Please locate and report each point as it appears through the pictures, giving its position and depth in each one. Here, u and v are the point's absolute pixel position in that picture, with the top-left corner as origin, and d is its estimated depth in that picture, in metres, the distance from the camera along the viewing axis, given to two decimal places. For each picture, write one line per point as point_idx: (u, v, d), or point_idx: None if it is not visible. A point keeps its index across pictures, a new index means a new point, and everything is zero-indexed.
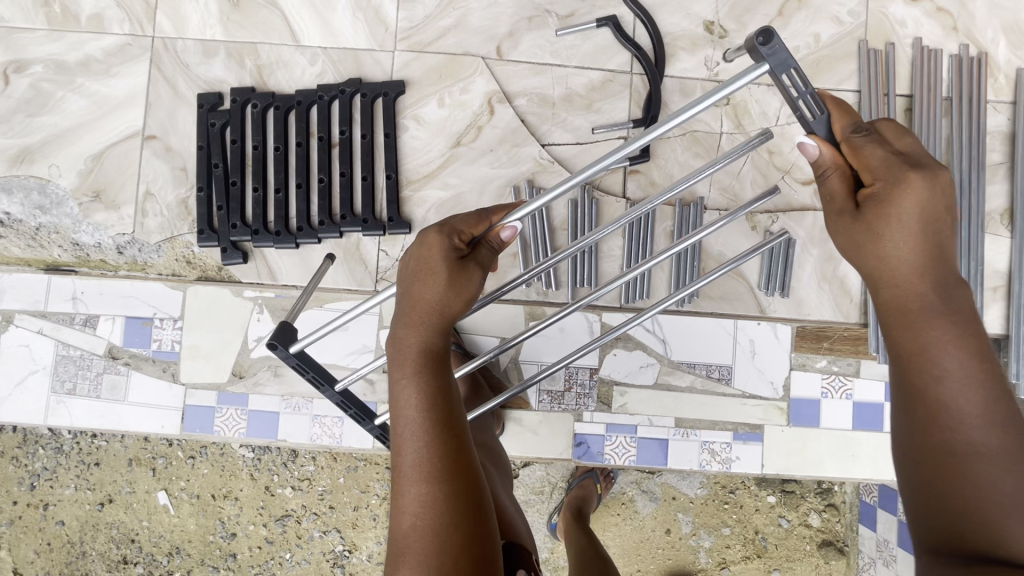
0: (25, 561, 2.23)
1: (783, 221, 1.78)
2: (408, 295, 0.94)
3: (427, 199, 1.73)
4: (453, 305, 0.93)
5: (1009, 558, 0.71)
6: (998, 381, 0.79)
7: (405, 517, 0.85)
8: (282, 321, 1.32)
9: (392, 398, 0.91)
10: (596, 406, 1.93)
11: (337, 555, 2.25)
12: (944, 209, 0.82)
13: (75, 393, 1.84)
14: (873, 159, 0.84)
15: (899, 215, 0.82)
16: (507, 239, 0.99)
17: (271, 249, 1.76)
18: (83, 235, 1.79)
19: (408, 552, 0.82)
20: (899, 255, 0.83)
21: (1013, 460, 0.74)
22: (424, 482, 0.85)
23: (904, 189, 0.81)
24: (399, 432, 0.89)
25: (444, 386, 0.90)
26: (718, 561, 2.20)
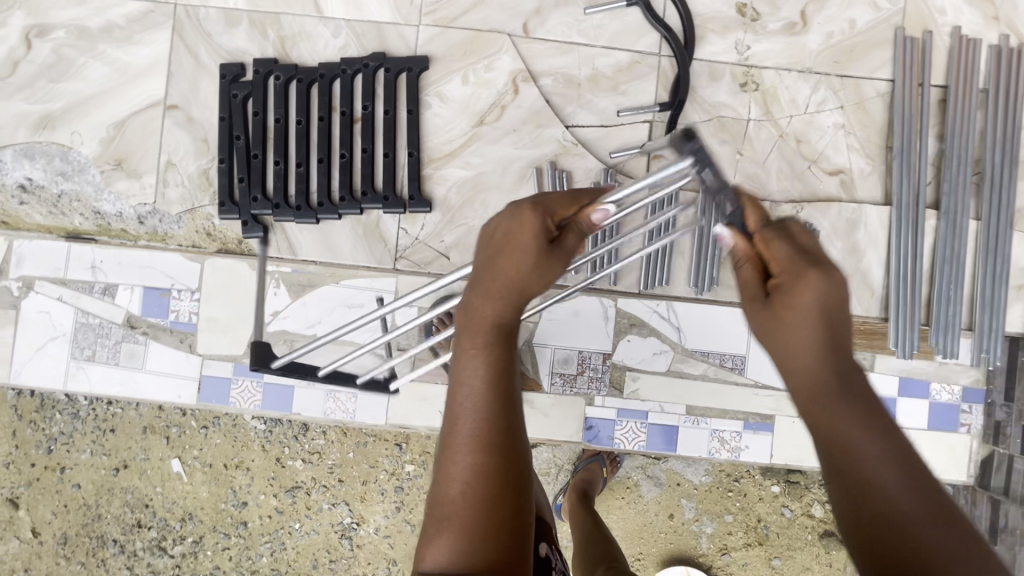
0: (42, 522, 2.28)
1: (806, 212, 1.67)
2: (489, 266, 1.00)
3: (448, 178, 1.72)
4: (531, 283, 0.99)
5: None
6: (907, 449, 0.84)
7: (451, 485, 0.89)
8: (254, 344, 1.64)
9: (454, 366, 0.95)
10: (608, 391, 1.94)
11: (345, 527, 2.30)
12: (839, 302, 0.91)
13: (93, 360, 1.86)
14: (779, 254, 0.96)
15: (799, 302, 0.91)
16: (597, 222, 1.07)
17: (291, 224, 1.75)
18: (104, 203, 1.80)
19: (449, 521, 0.87)
20: (801, 342, 0.91)
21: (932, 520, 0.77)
22: (476, 452, 0.89)
23: (802, 278, 0.92)
24: (458, 400, 0.92)
25: (507, 363, 0.95)
26: (720, 547, 2.22)
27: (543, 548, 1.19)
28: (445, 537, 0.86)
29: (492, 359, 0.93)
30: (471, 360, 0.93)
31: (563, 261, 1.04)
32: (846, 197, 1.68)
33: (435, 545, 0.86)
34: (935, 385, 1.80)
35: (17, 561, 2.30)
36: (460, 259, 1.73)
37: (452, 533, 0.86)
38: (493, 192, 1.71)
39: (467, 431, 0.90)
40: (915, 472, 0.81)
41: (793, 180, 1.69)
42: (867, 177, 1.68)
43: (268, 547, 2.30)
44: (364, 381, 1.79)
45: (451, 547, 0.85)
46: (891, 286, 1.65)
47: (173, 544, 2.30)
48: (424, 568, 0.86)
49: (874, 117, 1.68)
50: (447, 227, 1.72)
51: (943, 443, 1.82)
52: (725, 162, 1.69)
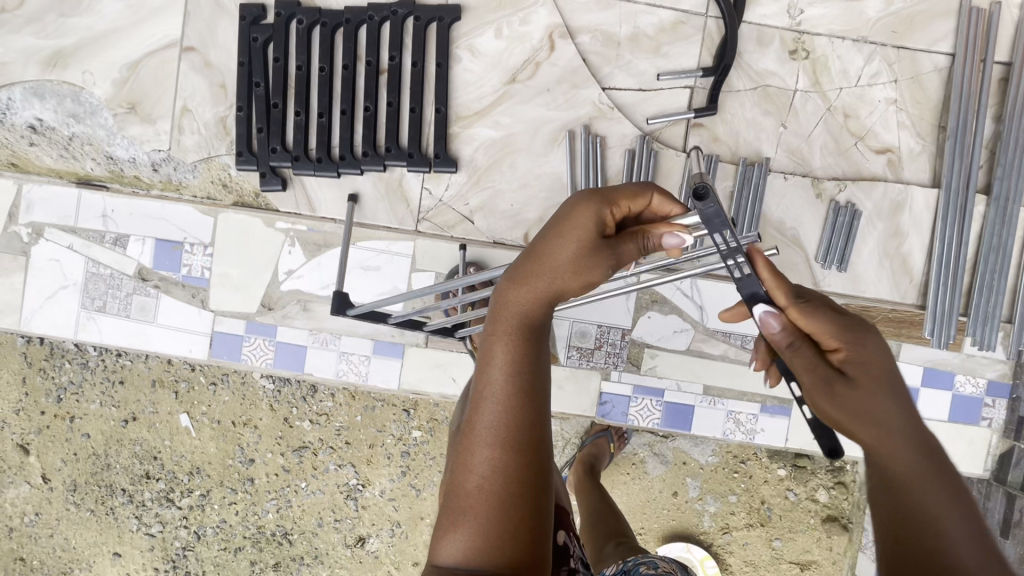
0: (52, 469, 2.30)
1: (850, 190, 1.61)
2: (532, 256, 0.98)
3: (476, 137, 1.65)
4: (571, 280, 0.97)
5: None
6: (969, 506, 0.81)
7: (471, 478, 0.85)
8: (337, 289, 1.50)
9: (483, 354, 0.92)
10: (625, 366, 1.91)
11: (351, 488, 2.30)
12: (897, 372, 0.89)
13: (104, 312, 1.84)
14: (825, 325, 0.93)
15: (866, 375, 0.88)
16: (671, 244, 1.03)
17: (310, 177, 1.69)
18: (117, 149, 1.73)
19: (465, 516, 0.83)
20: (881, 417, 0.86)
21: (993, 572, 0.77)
22: (499, 446, 0.85)
23: (861, 346, 0.90)
24: (482, 389, 0.89)
25: (534, 356, 0.91)
26: (721, 526, 2.22)
27: (560, 536, 1.17)
28: (462, 532, 0.82)
29: (520, 351, 0.91)
30: (500, 348, 0.91)
31: (611, 263, 1.01)
32: (891, 177, 1.62)
33: (450, 537, 0.83)
34: (960, 378, 1.76)
35: (27, 505, 2.32)
36: (484, 223, 1.67)
37: (469, 528, 0.82)
38: (522, 155, 1.64)
39: (490, 424, 0.86)
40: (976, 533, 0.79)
41: (836, 157, 1.62)
42: (915, 158, 1.62)
43: (274, 504, 2.32)
44: (435, 328, 1.62)
45: (467, 543, 0.82)
46: (932, 271, 1.60)
47: (181, 497, 2.31)
48: (438, 560, 0.84)
49: (928, 94, 1.60)
50: (472, 190, 1.66)
51: (964, 437, 1.79)
52: (768, 134, 1.62)
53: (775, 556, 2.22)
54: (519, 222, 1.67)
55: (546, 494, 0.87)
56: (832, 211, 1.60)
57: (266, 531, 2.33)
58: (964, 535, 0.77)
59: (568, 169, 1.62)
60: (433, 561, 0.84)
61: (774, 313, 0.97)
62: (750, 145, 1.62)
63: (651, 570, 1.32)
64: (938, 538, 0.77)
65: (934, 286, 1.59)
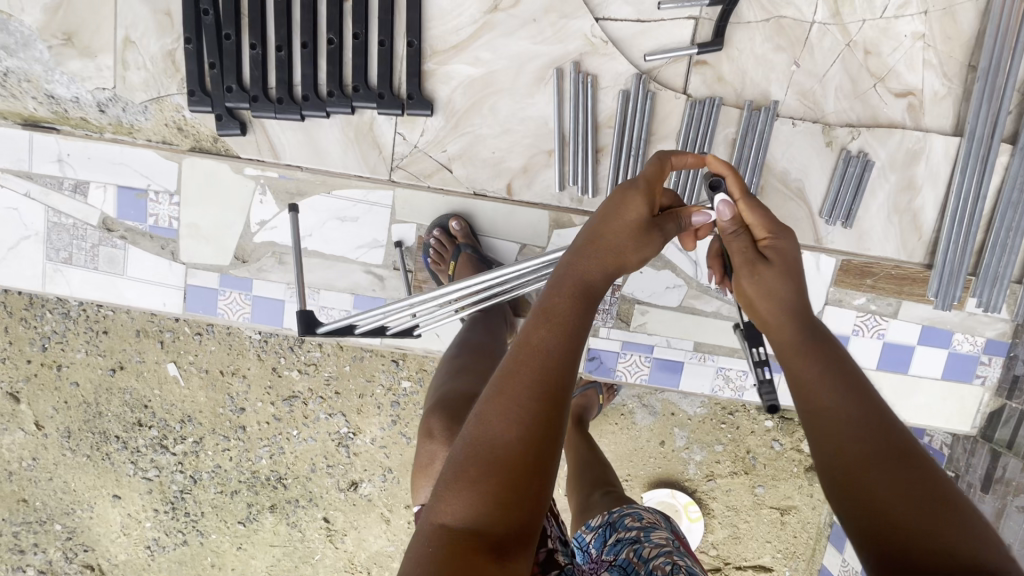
0: (44, 416, 2.30)
1: (864, 139, 1.48)
2: (594, 224, 0.92)
3: (453, 76, 1.49)
4: (632, 253, 0.92)
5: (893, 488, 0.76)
6: (835, 360, 0.89)
7: (500, 431, 0.76)
8: (300, 309, 1.41)
9: (538, 306, 0.84)
10: (614, 323, 1.87)
11: (342, 436, 2.31)
12: (793, 265, 0.96)
13: (71, 263, 1.75)
14: (762, 218, 0.97)
15: (780, 263, 0.96)
16: (698, 222, 1.01)
17: (272, 121, 1.55)
18: (57, 86, 1.57)
19: (483, 469, 0.74)
20: (813, 362, 0.89)
21: (865, 418, 0.82)
22: (540, 401, 0.77)
23: (784, 238, 0.97)
24: (531, 339, 0.81)
25: (583, 323, 0.84)
26: (706, 474, 2.24)
27: None
28: (474, 490, 0.73)
29: (576, 311, 0.84)
30: (557, 304, 0.84)
31: (662, 243, 0.96)
32: (910, 124, 1.49)
33: (463, 490, 0.73)
34: (958, 336, 1.71)
35: (24, 451, 2.34)
36: (463, 172, 1.55)
37: (486, 482, 0.73)
38: (505, 96, 1.50)
39: (533, 377, 0.78)
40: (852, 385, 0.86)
41: (852, 101, 1.48)
42: (939, 102, 1.48)
43: (266, 451, 2.33)
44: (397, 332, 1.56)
45: (477, 502, 0.73)
46: (943, 226, 1.50)
47: (175, 443, 2.33)
48: (442, 516, 0.73)
49: (960, 28, 1.44)
50: (450, 135, 1.53)
51: (955, 395, 1.75)
52: (778, 74, 1.47)
53: (756, 502, 2.25)
54: (501, 170, 1.55)
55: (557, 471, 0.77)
56: (842, 161, 1.48)
57: (261, 475, 2.35)
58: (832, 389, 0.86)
59: (555, 112, 1.49)
60: (434, 518, 0.74)
61: (729, 203, 0.98)
62: (758, 86, 1.48)
63: (636, 522, 1.29)
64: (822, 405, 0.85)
65: (941, 243, 1.51)
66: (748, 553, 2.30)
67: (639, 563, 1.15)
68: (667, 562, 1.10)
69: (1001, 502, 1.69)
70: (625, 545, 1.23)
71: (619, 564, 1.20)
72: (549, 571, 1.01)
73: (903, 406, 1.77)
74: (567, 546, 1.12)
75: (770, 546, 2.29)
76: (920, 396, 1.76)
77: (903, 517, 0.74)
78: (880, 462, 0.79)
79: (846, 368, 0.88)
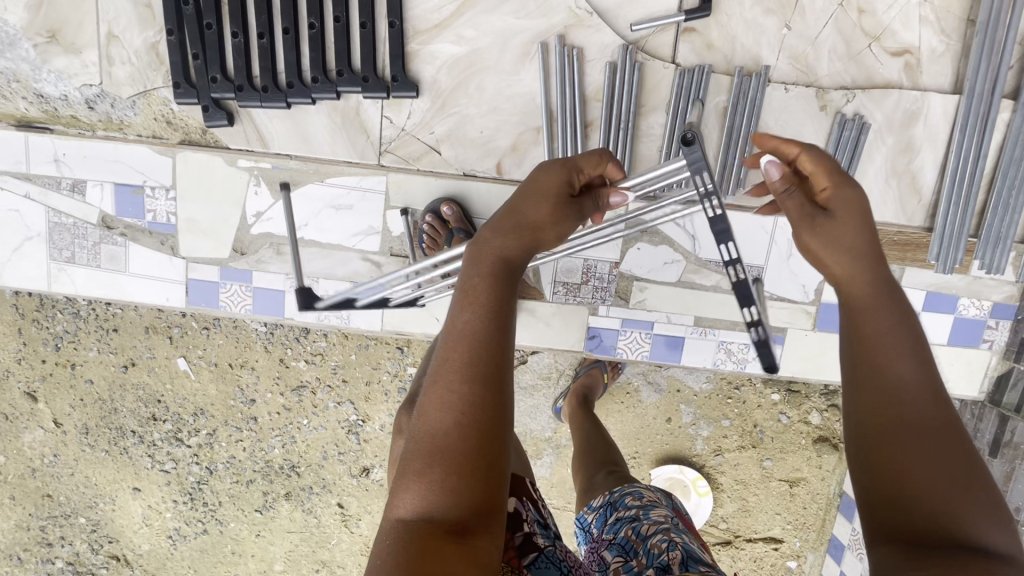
0: (62, 414, 2.35)
1: (860, 101, 1.45)
2: (509, 207, 0.93)
3: (437, 55, 1.48)
4: (550, 230, 0.94)
5: (923, 456, 0.74)
6: (912, 318, 0.82)
7: (441, 419, 0.78)
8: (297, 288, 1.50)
9: (459, 291, 0.85)
10: (613, 300, 1.87)
11: (352, 424, 2.35)
12: (863, 215, 0.90)
13: (74, 262, 1.77)
14: (819, 168, 0.92)
15: (846, 215, 0.90)
16: (614, 203, 1.06)
17: (259, 110, 1.55)
18: (46, 85, 1.59)
19: (431, 459, 0.76)
20: (882, 319, 0.83)
21: (921, 384, 0.78)
22: (473, 383, 0.79)
23: (849, 189, 0.91)
24: (454, 327, 0.82)
25: (506, 298, 0.85)
26: (714, 449, 2.24)
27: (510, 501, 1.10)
28: (424, 478, 0.76)
29: (498, 290, 0.85)
30: (475, 285, 0.84)
31: (578, 219, 1.01)
32: (907, 84, 1.45)
33: (413, 482, 0.76)
34: (963, 301, 1.68)
35: (45, 448, 2.40)
36: (451, 154, 1.55)
37: (434, 473, 0.76)
38: (490, 74, 1.49)
39: (466, 360, 0.80)
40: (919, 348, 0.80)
41: (847, 63, 1.44)
42: (936, 59, 1.43)
43: (279, 440, 2.38)
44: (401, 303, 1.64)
45: (428, 489, 0.75)
46: (942, 188, 1.47)
47: (189, 436, 2.37)
48: (398, 510, 0.77)
49: None
50: (437, 116, 1.52)
51: (962, 359, 1.73)
52: (769, 38, 1.44)
53: (765, 475, 2.25)
54: (490, 150, 1.54)
55: (505, 443, 0.79)
56: (837, 125, 1.45)
57: (274, 464, 2.40)
58: (892, 344, 0.81)
59: (542, 88, 1.47)
60: (394, 514, 0.77)
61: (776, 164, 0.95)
62: (748, 52, 1.44)
63: (636, 501, 1.31)
64: (876, 361, 0.80)
65: (941, 206, 1.49)
66: (759, 526, 2.30)
67: (637, 541, 1.18)
68: (663, 540, 1.13)
69: (1010, 465, 1.68)
70: (624, 523, 1.25)
71: (618, 543, 1.22)
72: (527, 555, 1.03)
73: None
74: (548, 528, 1.14)
75: (780, 517, 2.29)
76: None
77: (918, 484, 0.73)
78: (920, 430, 0.75)
79: (917, 331, 0.82)
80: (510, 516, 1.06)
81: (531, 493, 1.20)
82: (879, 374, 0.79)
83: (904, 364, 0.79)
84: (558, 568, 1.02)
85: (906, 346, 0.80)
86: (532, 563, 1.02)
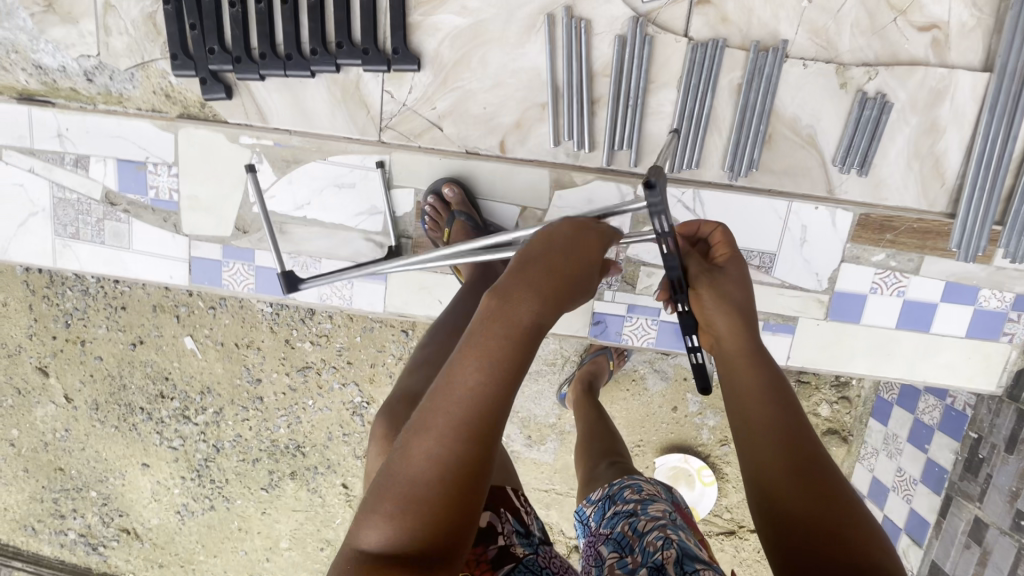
0: (72, 389, 2.38)
1: (882, 79, 1.39)
2: (548, 261, 0.91)
3: (440, 27, 1.44)
4: (571, 301, 0.93)
5: (801, 493, 0.91)
6: (776, 370, 1.04)
7: (424, 469, 0.78)
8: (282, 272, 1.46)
9: (472, 346, 0.84)
10: (619, 285, 1.83)
11: (356, 405, 2.35)
12: (741, 290, 1.09)
13: (79, 238, 1.77)
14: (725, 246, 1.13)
15: (730, 283, 1.09)
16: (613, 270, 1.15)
17: (257, 82, 1.52)
18: (44, 55, 1.58)
19: (406, 505, 0.77)
20: (754, 378, 1.02)
21: (785, 430, 0.97)
22: (465, 441, 0.79)
23: (737, 266, 1.12)
24: (457, 382, 0.82)
25: (512, 370, 0.84)
26: (720, 438, 2.21)
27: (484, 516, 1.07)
28: (395, 522, 0.77)
29: (511, 355, 0.84)
30: (492, 346, 0.83)
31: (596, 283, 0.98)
32: (934, 61, 1.38)
33: (383, 521, 0.77)
34: (985, 292, 1.61)
35: (57, 422, 2.43)
36: (454, 131, 1.51)
37: (407, 516, 0.77)
38: (494, 47, 1.44)
39: (463, 417, 0.80)
40: (782, 400, 1.00)
41: (870, 38, 1.37)
42: (966, 34, 1.36)
43: (285, 420, 2.39)
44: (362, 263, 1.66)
45: (396, 532, 0.76)
46: (968, 172, 1.41)
47: (196, 414, 2.39)
48: (360, 541, 0.77)
49: None
50: (439, 91, 1.48)
51: (980, 353, 1.67)
52: (788, 10, 1.37)
53: None
54: (494, 127, 1.50)
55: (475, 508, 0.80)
56: (857, 104, 1.39)
57: (280, 444, 2.42)
58: (767, 398, 1.00)
59: (547, 62, 1.42)
60: (354, 541, 0.78)
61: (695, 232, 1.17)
62: (765, 25, 1.38)
63: (634, 495, 1.29)
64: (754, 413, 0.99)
65: (965, 190, 1.43)
66: None
67: (634, 537, 1.15)
68: (658, 537, 1.11)
69: None
70: (621, 517, 1.23)
71: (614, 538, 1.20)
72: (503, 566, 1.01)
73: (926, 367, 1.68)
74: (531, 537, 1.12)
75: None
76: (943, 356, 1.68)
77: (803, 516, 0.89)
78: (796, 473, 0.93)
79: (781, 389, 1.02)
80: (481, 530, 1.04)
81: (507, 498, 1.17)
82: (762, 440, 0.97)
83: (772, 415, 0.98)
84: (536, 574, 1.02)
85: (772, 400, 1.00)
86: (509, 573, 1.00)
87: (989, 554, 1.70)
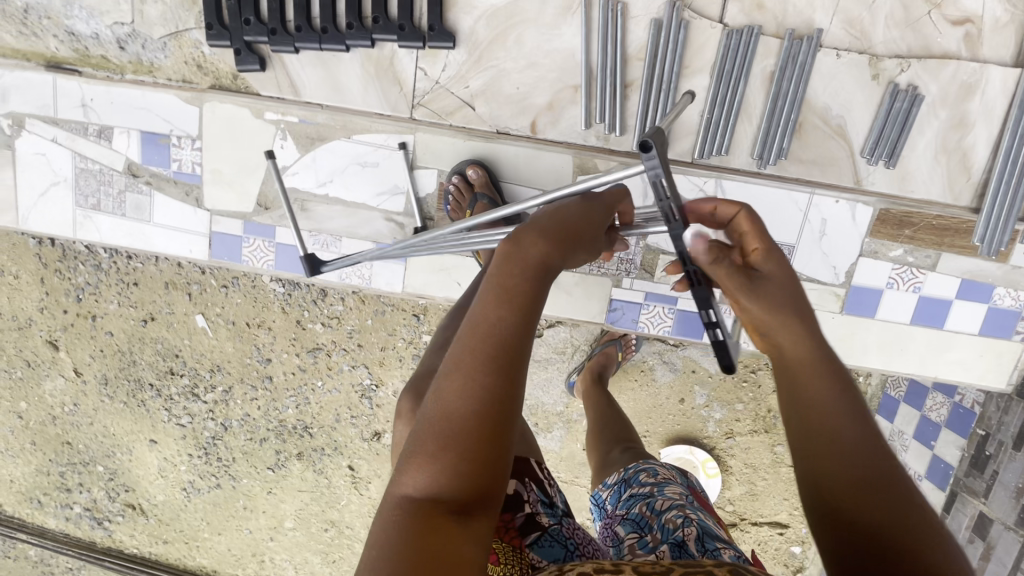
0: (82, 363, 2.39)
1: (914, 71, 1.40)
2: (556, 218, 0.96)
3: (477, 5, 1.45)
4: (583, 248, 0.98)
5: (873, 511, 0.81)
6: (841, 371, 0.91)
7: (459, 404, 0.79)
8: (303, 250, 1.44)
9: (492, 286, 0.87)
10: (638, 273, 1.85)
11: (365, 388, 2.36)
12: (786, 279, 0.97)
13: (99, 210, 1.77)
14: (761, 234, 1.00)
15: (773, 274, 0.97)
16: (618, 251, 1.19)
17: (291, 56, 1.54)
18: (76, 22, 1.58)
19: (444, 442, 0.77)
20: (816, 379, 0.90)
21: (856, 439, 0.85)
22: (495, 372, 0.80)
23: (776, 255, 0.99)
24: (481, 319, 0.84)
25: (533, 302, 0.86)
26: (726, 431, 2.23)
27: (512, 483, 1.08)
28: (434, 461, 0.77)
29: (531, 288, 0.87)
30: (511, 283, 0.86)
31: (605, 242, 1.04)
32: (965, 56, 1.39)
33: (426, 463, 0.77)
34: (1000, 290, 1.63)
35: (65, 396, 2.44)
36: (486, 111, 1.52)
37: (446, 454, 0.77)
38: (531, 27, 1.45)
39: (491, 351, 0.81)
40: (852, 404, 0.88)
41: (903, 30, 1.38)
42: (999, 30, 1.37)
43: (293, 400, 2.40)
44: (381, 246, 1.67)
45: (438, 472, 0.77)
46: (995, 167, 1.43)
47: (205, 391, 2.40)
48: (405, 488, 0.77)
49: None
50: (473, 70, 1.49)
51: (993, 351, 1.69)
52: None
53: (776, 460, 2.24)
54: (526, 108, 1.51)
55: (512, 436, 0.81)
56: (889, 95, 1.41)
57: (288, 424, 2.43)
58: (833, 402, 0.88)
59: (583, 44, 1.43)
60: (399, 490, 0.78)
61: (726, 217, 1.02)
62: (801, 14, 1.39)
63: (650, 478, 1.30)
64: (820, 421, 0.87)
65: (990, 186, 1.45)
66: (764, 510, 2.30)
67: (652, 517, 1.17)
68: (679, 515, 1.13)
69: None
70: (638, 500, 1.25)
71: (631, 518, 1.21)
72: (529, 534, 1.03)
73: (938, 363, 1.70)
74: (555, 507, 1.13)
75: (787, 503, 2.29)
76: (955, 352, 1.69)
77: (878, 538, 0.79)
78: (868, 489, 0.82)
79: (849, 388, 0.90)
80: (509, 497, 1.06)
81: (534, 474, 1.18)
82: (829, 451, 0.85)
83: (841, 424, 0.86)
84: (562, 544, 1.03)
85: (842, 401, 0.88)
86: (535, 542, 1.02)
87: (993, 548, 1.74)
